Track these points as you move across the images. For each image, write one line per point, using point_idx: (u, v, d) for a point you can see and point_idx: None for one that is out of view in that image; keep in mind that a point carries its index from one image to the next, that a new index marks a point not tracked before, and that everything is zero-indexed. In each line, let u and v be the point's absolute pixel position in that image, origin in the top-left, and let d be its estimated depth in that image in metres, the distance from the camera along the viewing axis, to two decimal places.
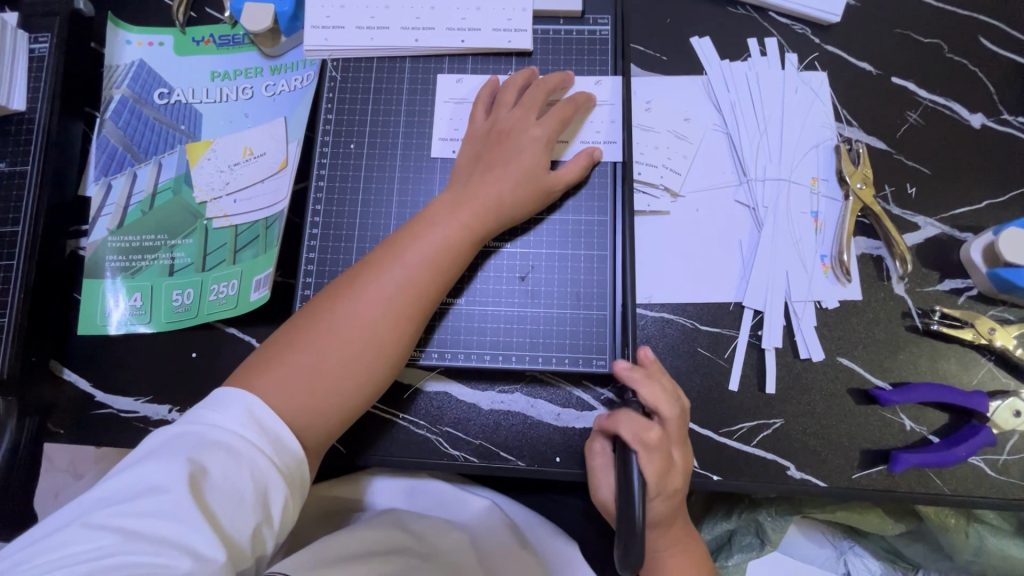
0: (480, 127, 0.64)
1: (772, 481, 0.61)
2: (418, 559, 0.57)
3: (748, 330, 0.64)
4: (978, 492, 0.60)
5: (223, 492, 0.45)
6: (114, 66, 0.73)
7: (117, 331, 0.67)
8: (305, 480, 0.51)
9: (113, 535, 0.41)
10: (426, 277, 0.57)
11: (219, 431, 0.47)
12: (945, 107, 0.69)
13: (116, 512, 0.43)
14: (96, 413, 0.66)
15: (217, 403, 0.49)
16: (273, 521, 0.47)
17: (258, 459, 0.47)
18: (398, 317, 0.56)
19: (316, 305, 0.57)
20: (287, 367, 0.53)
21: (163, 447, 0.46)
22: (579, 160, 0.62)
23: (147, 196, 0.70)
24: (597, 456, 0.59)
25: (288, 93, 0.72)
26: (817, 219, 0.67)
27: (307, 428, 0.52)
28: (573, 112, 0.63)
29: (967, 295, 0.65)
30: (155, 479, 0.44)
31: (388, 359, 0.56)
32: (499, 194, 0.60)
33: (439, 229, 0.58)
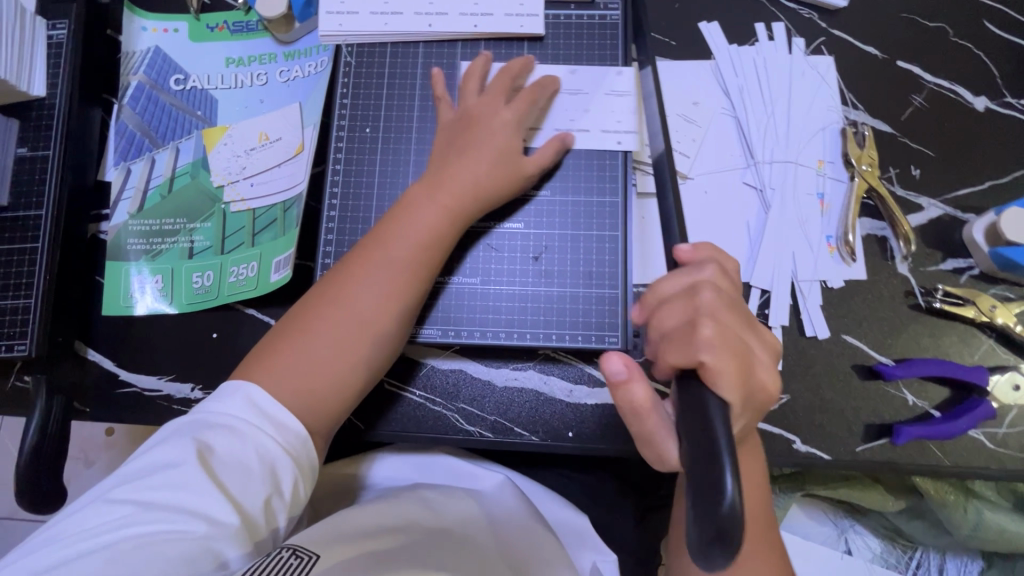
0: (451, 116, 0.65)
1: (779, 454, 0.63)
2: (428, 534, 0.58)
3: (756, 309, 0.66)
4: (978, 465, 0.62)
5: (231, 467, 0.49)
6: (131, 52, 0.74)
7: (139, 313, 0.69)
8: (314, 460, 0.54)
9: (134, 507, 0.46)
10: (411, 260, 0.58)
11: (223, 414, 0.52)
12: (949, 89, 0.71)
13: (135, 487, 0.47)
14: (120, 392, 0.68)
15: (221, 391, 0.53)
16: (283, 493, 0.51)
17: (261, 437, 0.51)
18: (387, 302, 0.57)
19: (308, 298, 0.59)
20: (285, 359, 0.55)
21: (175, 430, 0.51)
22: (550, 145, 0.64)
23: (166, 180, 0.71)
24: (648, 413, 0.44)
25: (302, 78, 0.73)
26: (823, 200, 0.69)
27: (312, 413, 0.55)
28: (541, 94, 0.65)
29: (969, 274, 0.66)
30: (167, 457, 0.48)
31: (378, 342, 0.58)
32: (477, 173, 0.60)
33: (419, 214, 0.59)
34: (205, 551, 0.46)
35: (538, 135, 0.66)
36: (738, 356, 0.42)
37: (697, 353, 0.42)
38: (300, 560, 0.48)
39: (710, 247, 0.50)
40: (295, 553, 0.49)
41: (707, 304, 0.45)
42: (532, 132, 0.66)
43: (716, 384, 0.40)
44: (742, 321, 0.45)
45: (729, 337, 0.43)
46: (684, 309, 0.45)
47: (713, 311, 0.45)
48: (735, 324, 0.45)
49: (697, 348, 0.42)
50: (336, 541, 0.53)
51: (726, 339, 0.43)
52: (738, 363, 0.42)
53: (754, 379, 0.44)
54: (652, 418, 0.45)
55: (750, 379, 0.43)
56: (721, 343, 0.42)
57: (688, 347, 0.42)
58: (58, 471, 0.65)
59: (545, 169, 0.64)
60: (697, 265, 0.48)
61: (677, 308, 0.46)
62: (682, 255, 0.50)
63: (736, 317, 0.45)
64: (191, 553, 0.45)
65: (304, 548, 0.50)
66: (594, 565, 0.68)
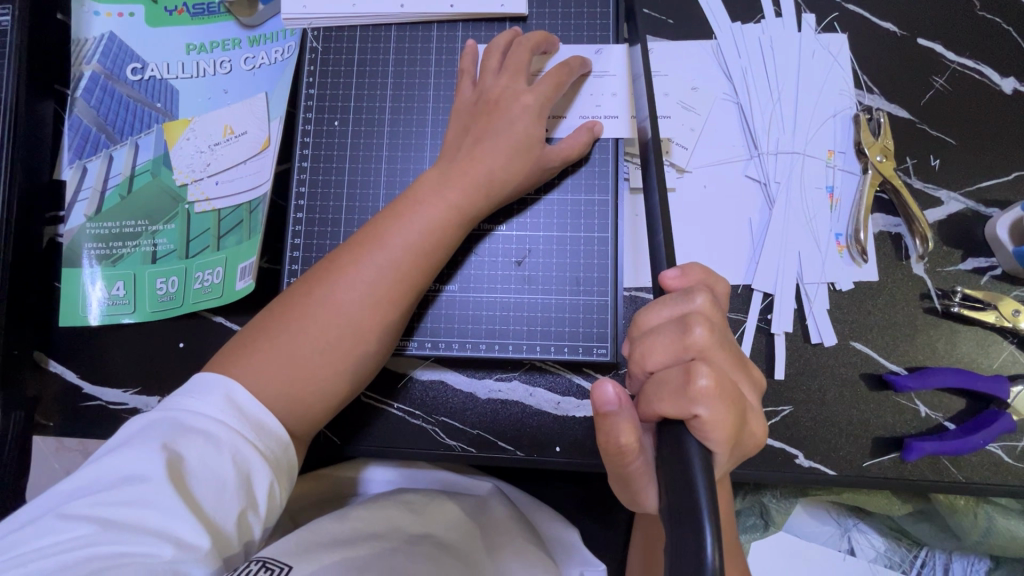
0: (468, 97, 0.60)
1: (780, 469, 0.59)
2: (407, 540, 0.54)
3: (757, 314, 0.61)
4: (994, 480, 0.58)
5: (204, 479, 0.44)
6: (82, 39, 0.69)
7: (100, 322, 0.65)
8: (292, 463, 0.50)
9: (92, 525, 0.41)
10: (412, 261, 0.53)
11: (197, 417, 0.46)
12: (974, 70, 0.64)
13: (93, 502, 0.42)
14: (85, 405, 0.65)
15: (194, 390, 0.48)
16: (258, 506, 0.46)
17: (238, 445, 0.46)
18: (382, 305, 0.53)
19: (295, 290, 0.54)
20: (267, 356, 0.51)
21: (140, 434, 0.45)
22: (578, 135, 0.58)
23: (125, 179, 0.67)
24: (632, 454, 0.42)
25: (268, 66, 0.67)
26: (833, 194, 0.63)
27: (290, 420, 0.51)
28: (568, 77, 0.58)
29: (990, 275, 0.61)
30: (131, 467, 0.43)
31: (371, 348, 0.53)
32: (491, 169, 0.55)
33: (425, 208, 0.54)
34: None
35: (562, 125, 0.61)
36: (732, 407, 0.39)
37: (690, 404, 0.38)
38: (269, 572, 0.44)
39: (700, 270, 0.46)
40: (264, 566, 0.44)
41: (702, 344, 0.40)
42: (554, 122, 0.61)
43: (705, 437, 0.38)
44: (734, 361, 0.42)
45: (724, 385, 0.39)
46: (676, 346, 0.41)
47: (706, 351, 0.40)
48: (728, 365, 0.41)
49: (690, 399, 0.38)
50: (312, 548, 0.48)
51: (722, 389, 0.39)
52: (731, 414, 0.39)
53: (743, 425, 0.41)
54: (637, 460, 0.42)
55: (741, 427, 0.40)
56: (717, 393, 0.38)
57: (680, 396, 0.39)
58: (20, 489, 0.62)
59: (566, 164, 0.58)
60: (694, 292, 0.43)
61: (668, 344, 0.41)
62: (670, 282, 0.45)
63: (730, 357, 0.41)
64: None
65: (276, 559, 0.46)
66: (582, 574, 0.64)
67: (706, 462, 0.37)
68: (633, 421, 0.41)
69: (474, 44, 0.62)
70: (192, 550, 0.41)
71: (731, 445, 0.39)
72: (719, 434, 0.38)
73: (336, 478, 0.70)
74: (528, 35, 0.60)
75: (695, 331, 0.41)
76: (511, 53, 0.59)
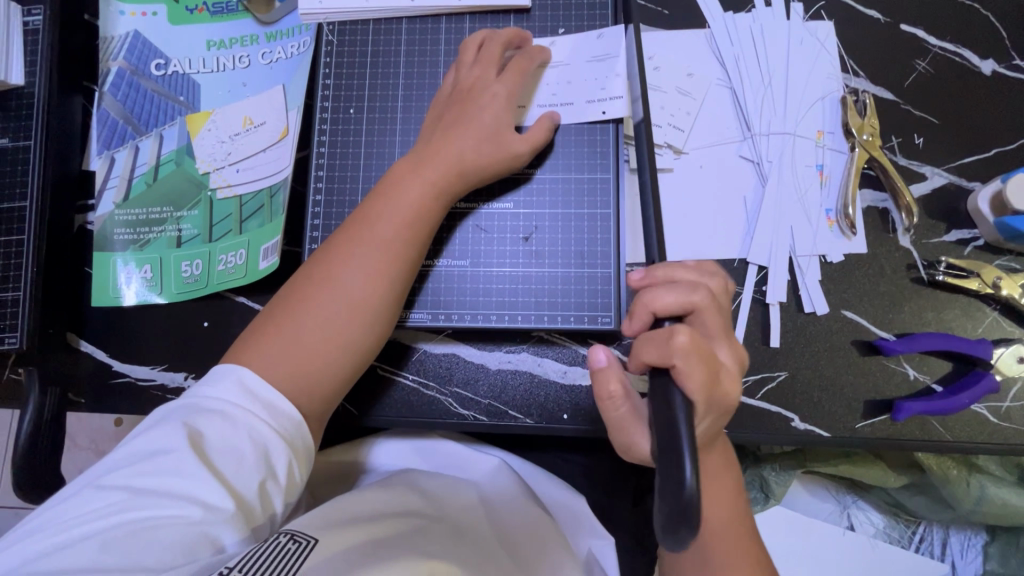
0: (445, 91, 0.64)
1: (777, 432, 0.62)
2: (426, 520, 0.56)
3: (753, 286, 0.64)
4: (980, 440, 0.61)
5: (223, 453, 0.47)
6: (109, 38, 0.72)
7: (130, 303, 0.68)
8: (309, 442, 0.53)
9: (127, 493, 0.45)
10: (399, 238, 0.57)
11: (215, 399, 0.50)
12: (954, 53, 0.68)
13: (126, 474, 0.46)
14: (115, 383, 0.68)
15: (212, 376, 0.52)
16: (277, 478, 0.49)
17: (253, 421, 0.49)
18: (375, 281, 0.56)
19: (293, 283, 0.58)
20: (274, 339, 0.54)
21: (165, 416, 0.49)
22: (540, 125, 0.61)
23: (151, 168, 0.70)
24: (620, 403, 0.50)
25: (285, 60, 0.71)
26: (823, 171, 0.67)
27: (303, 396, 0.53)
28: (529, 66, 0.63)
29: (973, 246, 0.65)
30: (157, 443, 0.47)
31: (370, 323, 0.56)
32: (462, 150, 0.59)
33: (406, 189, 0.58)
34: (202, 536, 0.44)
35: (528, 114, 0.64)
36: (706, 365, 0.43)
37: (669, 353, 0.43)
38: (297, 544, 0.46)
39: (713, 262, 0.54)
40: (292, 538, 0.47)
41: (699, 303, 0.47)
42: (521, 113, 0.64)
43: (684, 384, 0.42)
44: (719, 333, 0.48)
45: (700, 345, 0.44)
46: (676, 306, 0.47)
47: (699, 312, 0.47)
48: (712, 333, 0.47)
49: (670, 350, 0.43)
50: (336, 523, 0.51)
51: (698, 346, 0.44)
52: (706, 369, 0.43)
53: (718, 385, 0.45)
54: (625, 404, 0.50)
55: (714, 386, 0.45)
56: (693, 348, 0.44)
57: (663, 344, 0.44)
58: (54, 460, 0.65)
59: (535, 151, 0.62)
60: (694, 273, 0.51)
61: (668, 304, 0.47)
62: (676, 274, 0.50)
63: (718, 325, 0.48)
64: (189, 539, 0.44)
65: (302, 533, 0.48)
66: (590, 548, 0.69)
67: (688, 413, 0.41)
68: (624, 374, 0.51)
69: (472, 36, 0.64)
70: (218, 515, 0.45)
71: (706, 400, 0.44)
72: (696, 383, 0.43)
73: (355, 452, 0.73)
74: (501, 32, 0.64)
75: (692, 293, 0.47)
76: (486, 48, 0.63)
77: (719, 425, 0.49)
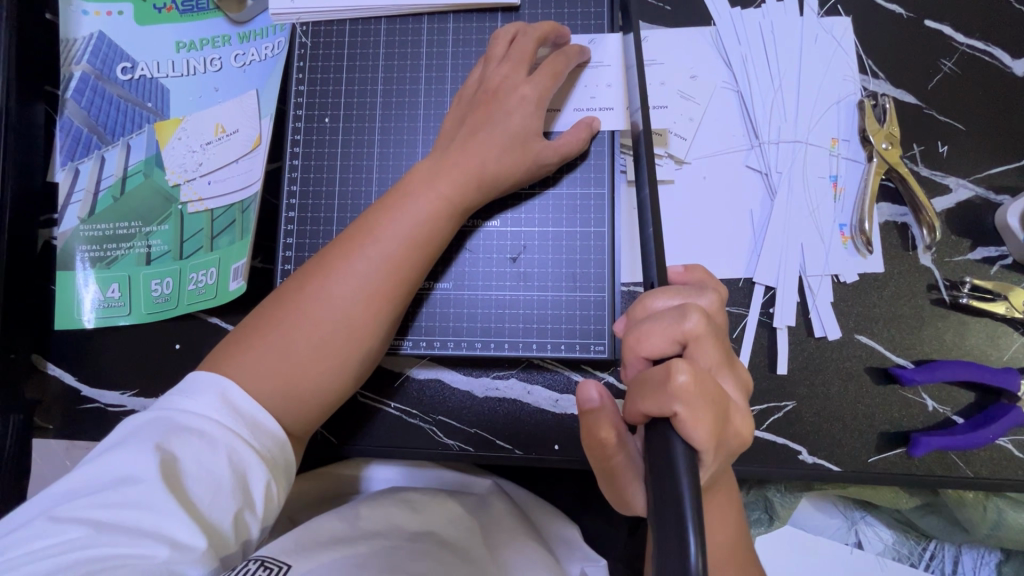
0: (470, 87, 0.58)
1: (783, 465, 0.57)
2: (406, 538, 0.51)
3: (759, 307, 0.59)
4: (1002, 474, 0.57)
5: (199, 479, 0.42)
6: (71, 40, 0.68)
7: (97, 325, 0.65)
8: (290, 463, 0.49)
9: (86, 527, 0.39)
10: (404, 254, 0.52)
11: (191, 416, 0.45)
12: (984, 52, 0.62)
13: (88, 504, 0.40)
14: (84, 408, 0.65)
15: (188, 389, 0.46)
16: (256, 506, 0.44)
17: (234, 444, 0.44)
18: (374, 299, 0.51)
19: (284, 288, 0.52)
20: (259, 354, 0.49)
21: (133, 435, 0.43)
22: (577, 132, 0.56)
23: (118, 180, 0.66)
24: (615, 452, 0.44)
25: (259, 63, 0.66)
26: (836, 183, 0.61)
27: (288, 417, 0.49)
28: (565, 66, 0.57)
29: (1000, 265, 0.59)
30: (125, 468, 0.41)
31: (366, 344, 0.52)
32: (483, 161, 0.54)
33: (416, 200, 0.52)
34: None
35: (560, 119, 0.59)
36: (711, 404, 0.38)
37: (669, 401, 0.37)
38: (268, 571, 0.42)
39: (701, 269, 0.49)
40: (263, 564, 0.43)
41: (695, 331, 0.40)
42: (552, 116, 0.59)
43: (688, 436, 0.37)
44: (723, 361, 0.41)
45: (706, 385, 0.38)
46: (671, 339, 0.40)
47: (697, 342, 0.40)
48: (715, 364, 0.40)
49: (670, 396, 0.37)
50: (311, 546, 0.47)
51: (701, 387, 0.38)
52: (712, 413, 0.38)
53: (727, 427, 0.40)
54: (619, 454, 0.44)
55: (723, 430, 0.39)
56: (696, 391, 0.37)
57: (661, 391, 0.38)
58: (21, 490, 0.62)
59: (564, 160, 0.57)
60: (686, 291, 0.43)
61: (659, 338, 0.40)
62: (667, 296, 0.43)
63: (720, 352, 0.41)
64: None
65: (275, 558, 0.44)
66: (582, 570, 0.62)
67: (692, 469, 0.36)
68: (618, 417, 0.45)
69: (506, 28, 0.59)
70: (189, 551, 0.40)
71: (715, 449, 0.38)
72: (704, 432, 0.37)
73: (336, 478, 0.69)
74: (537, 25, 0.58)
75: (687, 319, 0.40)
76: (518, 42, 0.57)
77: (728, 463, 0.44)
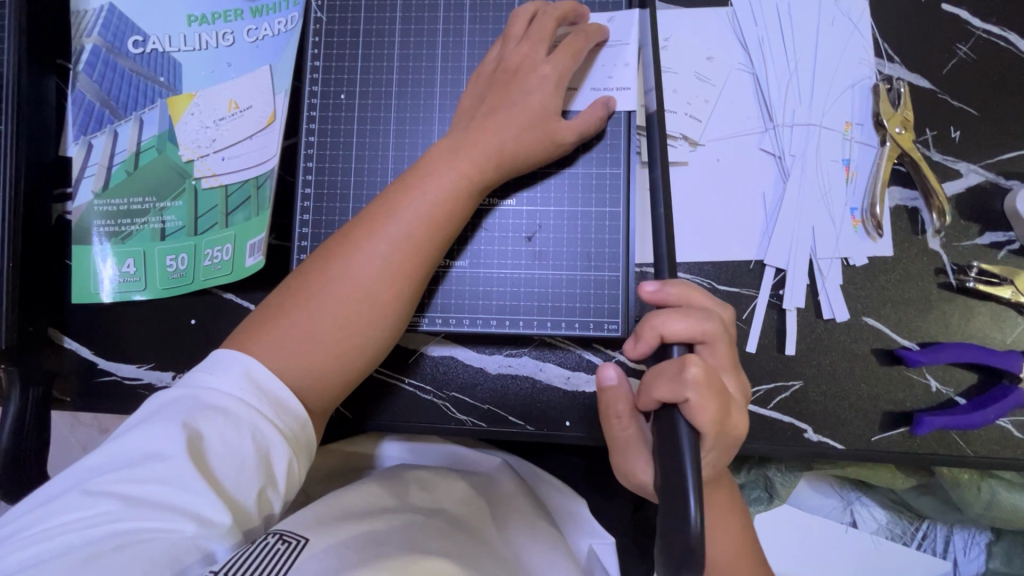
0: (488, 65, 0.58)
1: (789, 443, 0.59)
2: (421, 517, 0.53)
3: (770, 289, 0.60)
4: (1000, 454, 0.59)
5: (223, 457, 0.43)
6: (82, 12, 0.67)
7: (112, 300, 0.65)
8: (311, 441, 0.49)
9: (116, 501, 0.40)
10: (424, 233, 0.52)
11: (216, 394, 0.46)
12: (999, 37, 0.62)
13: (117, 478, 0.42)
14: (102, 381, 0.66)
15: (213, 366, 0.47)
16: (278, 483, 0.45)
17: (258, 423, 0.45)
18: (395, 278, 0.52)
19: (306, 267, 0.53)
20: (283, 330, 0.50)
21: (161, 411, 0.44)
22: (594, 111, 0.57)
23: (131, 155, 0.66)
24: (626, 424, 0.51)
25: (271, 38, 0.66)
26: (849, 167, 0.62)
27: (311, 393, 0.50)
28: (585, 45, 0.57)
29: (1007, 250, 0.60)
30: (152, 445, 0.42)
31: (387, 322, 0.52)
32: (503, 139, 0.54)
33: (437, 179, 0.53)
34: (196, 550, 0.41)
35: (578, 98, 0.59)
36: (718, 401, 0.42)
37: (682, 389, 0.41)
38: (288, 545, 0.43)
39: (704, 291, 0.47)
40: (282, 538, 0.43)
41: (710, 332, 0.44)
42: (570, 95, 0.59)
43: (693, 419, 0.41)
44: (729, 361, 0.45)
45: (714, 378, 0.42)
46: (687, 333, 0.44)
47: (710, 341, 0.44)
48: (722, 363, 0.45)
49: (682, 384, 0.41)
50: (329, 522, 0.47)
51: (710, 380, 0.42)
52: (717, 404, 0.42)
53: (728, 419, 0.44)
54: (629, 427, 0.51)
55: (725, 420, 0.43)
56: (706, 382, 0.41)
57: (675, 381, 0.42)
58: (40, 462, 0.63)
59: (581, 141, 0.57)
60: (709, 297, 0.47)
61: (677, 332, 0.44)
62: (690, 294, 0.46)
63: (727, 354, 0.45)
64: (179, 554, 0.40)
65: (293, 532, 0.44)
66: (590, 545, 0.65)
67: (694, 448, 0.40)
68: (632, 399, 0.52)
69: (525, 6, 0.59)
70: (215, 527, 0.41)
71: (715, 433, 0.43)
72: (707, 420, 0.41)
73: (349, 453, 0.70)
74: (557, 4, 0.58)
75: (702, 321, 0.44)
76: (538, 21, 0.57)
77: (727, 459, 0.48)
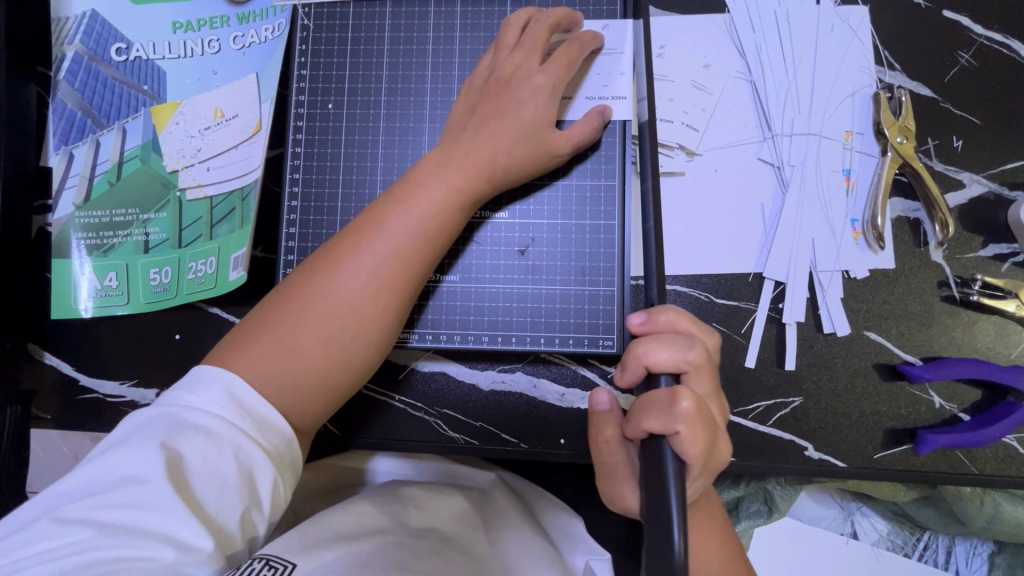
0: (480, 74, 0.56)
1: (789, 461, 0.57)
2: (412, 537, 0.51)
3: (768, 303, 0.59)
4: (1005, 471, 0.57)
5: (204, 478, 0.41)
6: (63, 18, 0.65)
7: (93, 314, 0.64)
8: (296, 459, 0.48)
9: (90, 529, 0.38)
10: (413, 246, 0.51)
11: (197, 413, 0.44)
12: (1002, 44, 0.61)
13: (91, 504, 0.40)
14: (82, 398, 0.64)
15: (193, 383, 0.45)
16: (262, 504, 0.44)
17: (240, 442, 0.43)
18: (382, 294, 0.50)
19: (291, 282, 0.51)
20: (266, 348, 0.48)
21: (138, 431, 0.43)
22: (588, 121, 0.55)
23: (114, 165, 0.64)
24: (615, 452, 0.49)
25: (258, 45, 0.64)
26: (849, 177, 0.61)
27: (295, 414, 0.48)
28: (579, 54, 0.55)
29: (1012, 262, 0.59)
30: (128, 467, 0.41)
31: (373, 340, 0.51)
32: (495, 150, 0.52)
33: (426, 192, 0.51)
34: None
35: (572, 107, 0.58)
36: (707, 434, 0.41)
37: (672, 422, 0.40)
38: (274, 570, 0.41)
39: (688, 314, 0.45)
40: (268, 564, 0.41)
41: (697, 360, 0.42)
42: (565, 104, 0.58)
43: (682, 451, 0.40)
44: (714, 387, 0.44)
45: (704, 409, 0.41)
46: (673, 362, 0.42)
47: (697, 369, 0.43)
48: (707, 391, 0.44)
49: (674, 417, 0.40)
50: (316, 543, 0.45)
51: (700, 411, 0.41)
52: (707, 435, 0.41)
53: (715, 448, 0.43)
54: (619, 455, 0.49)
55: (711, 450, 0.42)
56: (697, 414, 0.40)
57: (665, 414, 0.40)
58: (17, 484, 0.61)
59: (575, 151, 0.55)
60: (696, 322, 0.45)
61: (663, 361, 0.43)
62: (675, 320, 0.44)
63: (711, 381, 0.44)
64: None
65: (280, 557, 0.42)
66: (587, 564, 0.61)
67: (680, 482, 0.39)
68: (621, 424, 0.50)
69: (518, 13, 0.57)
70: (195, 553, 0.39)
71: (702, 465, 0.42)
72: (695, 451, 0.40)
73: (338, 470, 0.68)
74: (550, 11, 0.56)
75: (690, 349, 0.43)
76: (530, 29, 0.56)
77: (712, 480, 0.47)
